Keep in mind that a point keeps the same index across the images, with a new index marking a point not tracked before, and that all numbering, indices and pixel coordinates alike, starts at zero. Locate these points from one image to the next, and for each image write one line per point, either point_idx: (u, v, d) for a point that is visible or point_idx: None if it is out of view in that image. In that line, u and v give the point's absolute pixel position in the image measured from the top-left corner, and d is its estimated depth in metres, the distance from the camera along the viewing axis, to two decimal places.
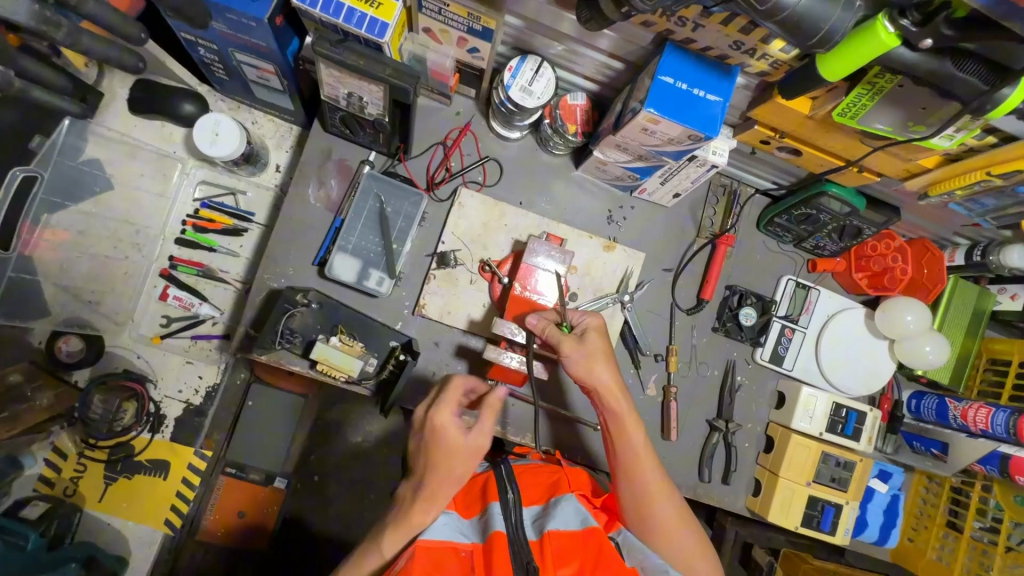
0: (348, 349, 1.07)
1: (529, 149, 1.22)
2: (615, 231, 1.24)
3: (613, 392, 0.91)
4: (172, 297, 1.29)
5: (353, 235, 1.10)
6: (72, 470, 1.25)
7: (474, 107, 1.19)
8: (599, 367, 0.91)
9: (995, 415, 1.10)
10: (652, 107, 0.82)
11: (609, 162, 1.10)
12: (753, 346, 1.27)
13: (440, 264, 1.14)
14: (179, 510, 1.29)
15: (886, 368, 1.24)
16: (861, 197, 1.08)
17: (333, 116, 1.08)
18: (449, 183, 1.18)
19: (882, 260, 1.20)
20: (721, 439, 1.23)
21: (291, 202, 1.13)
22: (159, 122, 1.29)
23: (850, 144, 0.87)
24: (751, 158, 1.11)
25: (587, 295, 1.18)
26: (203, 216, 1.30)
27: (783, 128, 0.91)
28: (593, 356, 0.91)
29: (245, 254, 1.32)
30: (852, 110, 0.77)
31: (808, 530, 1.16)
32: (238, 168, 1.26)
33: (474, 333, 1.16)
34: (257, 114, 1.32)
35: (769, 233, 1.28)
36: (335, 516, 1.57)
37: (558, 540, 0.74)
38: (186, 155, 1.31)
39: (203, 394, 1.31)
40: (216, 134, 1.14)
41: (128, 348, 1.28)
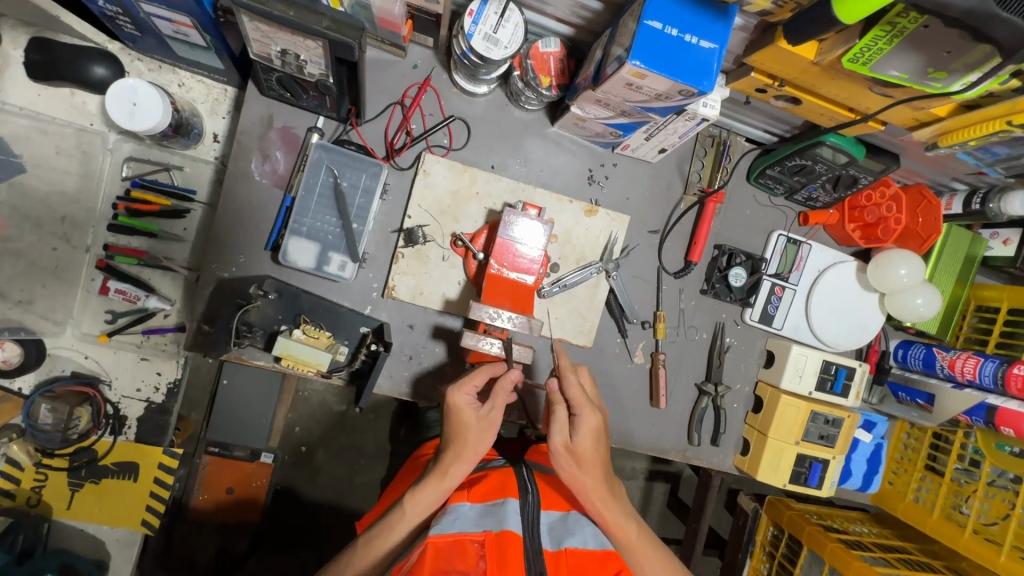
0: (314, 341, 0.97)
1: (498, 105, 1.09)
2: (597, 193, 1.14)
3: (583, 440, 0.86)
4: (113, 291, 1.15)
5: (307, 216, 0.99)
6: (32, 480, 1.18)
7: (433, 58, 1.05)
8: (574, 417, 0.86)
9: (983, 365, 1.10)
10: (637, 60, 0.71)
11: (588, 119, 0.99)
12: (742, 307, 1.22)
13: (407, 241, 1.04)
14: (156, 511, 1.24)
15: (874, 322, 1.21)
16: (861, 147, 1.00)
17: (269, 78, 0.93)
18: (412, 148, 1.05)
19: (876, 210, 1.13)
20: (710, 403, 1.21)
21: (232, 180, 1.00)
22: (67, 90, 1.11)
23: (856, 92, 0.78)
24: (744, 107, 1.01)
25: (569, 265, 1.11)
26: (136, 197, 1.14)
27: (784, 75, 0.80)
28: (579, 458, 0.85)
29: (190, 237, 1.19)
30: (865, 55, 0.67)
31: (795, 486, 1.17)
32: (168, 141, 1.11)
33: (451, 313, 1.08)
34: (183, 75, 1.14)
35: (759, 185, 1.19)
36: (327, 486, 1.54)
37: (572, 559, 0.76)
38: (106, 127, 1.15)
39: (165, 391, 1.22)
40: (133, 104, 0.98)
41: (74, 349, 1.17)
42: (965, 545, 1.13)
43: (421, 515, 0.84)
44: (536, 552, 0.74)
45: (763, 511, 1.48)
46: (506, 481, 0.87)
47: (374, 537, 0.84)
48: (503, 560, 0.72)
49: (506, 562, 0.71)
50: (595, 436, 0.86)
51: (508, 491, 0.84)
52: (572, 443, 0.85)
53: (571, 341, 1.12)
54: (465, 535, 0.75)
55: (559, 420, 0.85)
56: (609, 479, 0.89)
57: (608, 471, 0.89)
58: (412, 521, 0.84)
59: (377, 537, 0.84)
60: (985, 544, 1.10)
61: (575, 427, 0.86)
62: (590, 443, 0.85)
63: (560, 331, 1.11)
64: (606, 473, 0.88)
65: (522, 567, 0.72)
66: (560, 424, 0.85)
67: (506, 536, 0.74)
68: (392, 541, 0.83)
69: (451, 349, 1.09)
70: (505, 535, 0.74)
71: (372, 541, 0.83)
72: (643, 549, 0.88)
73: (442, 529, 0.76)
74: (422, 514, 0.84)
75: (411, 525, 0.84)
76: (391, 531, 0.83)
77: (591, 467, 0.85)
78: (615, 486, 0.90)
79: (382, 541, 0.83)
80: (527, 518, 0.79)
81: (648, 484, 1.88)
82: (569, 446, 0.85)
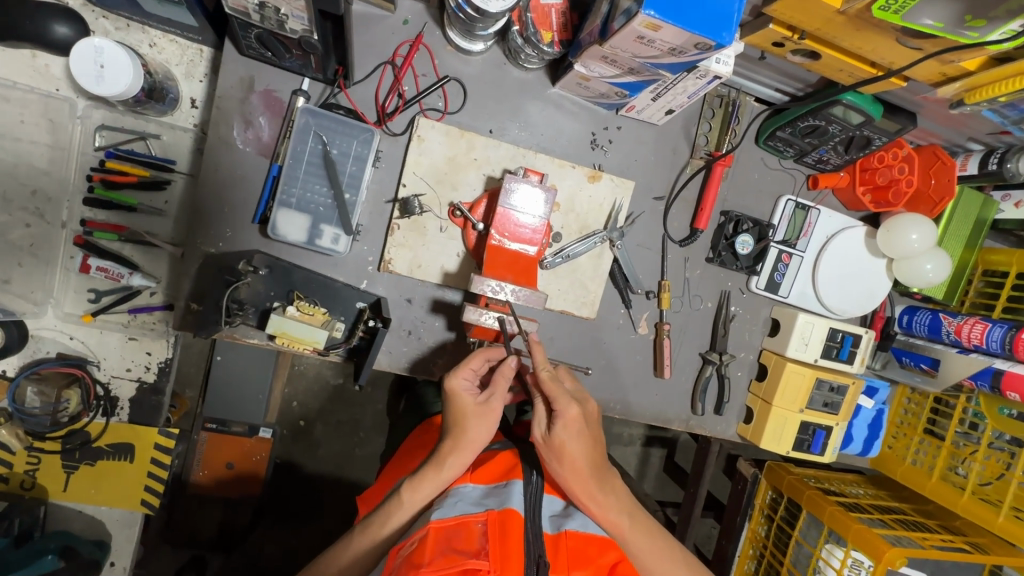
0: (308, 318, 0.94)
1: (495, 63, 1.02)
2: (599, 157, 1.09)
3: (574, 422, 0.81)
4: (95, 269, 1.09)
5: (296, 186, 0.93)
6: (25, 464, 1.15)
7: (425, 12, 0.97)
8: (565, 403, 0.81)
9: (991, 331, 1.08)
10: (651, 10, 0.65)
11: (592, 78, 0.93)
12: (749, 275, 1.19)
13: (403, 212, 0.99)
14: (155, 491, 1.22)
15: (881, 288, 1.18)
16: (878, 105, 0.95)
17: (247, 35, 0.86)
18: (404, 112, 0.99)
19: (888, 172, 1.09)
20: (715, 371, 1.19)
21: (212, 149, 0.94)
22: (28, 51, 1.03)
23: (882, 45, 0.73)
24: (757, 64, 0.95)
25: (572, 234, 1.07)
26: (112, 168, 1.07)
27: (805, 27, 0.75)
28: (558, 452, 0.82)
29: (172, 210, 1.13)
30: (899, 3, 0.62)
31: (798, 453, 1.17)
32: (142, 107, 1.04)
33: (450, 286, 1.04)
34: (154, 34, 1.06)
35: (769, 147, 1.14)
36: (326, 458, 1.54)
37: (572, 542, 0.76)
38: (74, 93, 1.07)
39: (156, 370, 1.19)
40: (101, 66, 0.90)
41: (58, 330, 1.13)
42: (964, 506, 1.13)
43: (419, 504, 0.82)
44: (537, 536, 0.74)
45: (763, 475, 1.49)
46: (512, 464, 0.87)
47: (372, 524, 0.83)
48: (506, 538, 0.71)
49: (508, 539, 0.71)
50: (574, 430, 0.81)
51: (513, 473, 0.84)
52: (548, 436, 0.83)
53: (574, 313, 1.09)
54: (467, 517, 0.74)
55: (538, 411, 0.85)
56: (601, 473, 0.84)
57: (599, 466, 0.84)
58: (410, 511, 0.82)
59: (376, 523, 0.83)
60: (983, 505, 1.11)
61: (552, 420, 0.82)
62: (566, 437, 0.81)
63: (563, 302, 1.08)
64: (595, 468, 0.84)
65: (522, 549, 0.71)
66: (539, 414, 0.84)
67: (508, 515, 0.73)
68: (390, 528, 0.82)
69: (450, 323, 1.06)
70: (508, 514, 0.74)
71: (371, 525, 0.83)
72: (635, 536, 0.85)
73: (445, 513, 0.76)
74: (420, 504, 0.82)
75: (409, 514, 0.82)
76: (389, 519, 0.82)
77: (572, 463, 0.82)
78: (611, 480, 0.86)
79: (380, 527, 0.82)
80: (530, 501, 0.78)
81: (645, 449, 1.90)
82: (546, 438, 0.83)
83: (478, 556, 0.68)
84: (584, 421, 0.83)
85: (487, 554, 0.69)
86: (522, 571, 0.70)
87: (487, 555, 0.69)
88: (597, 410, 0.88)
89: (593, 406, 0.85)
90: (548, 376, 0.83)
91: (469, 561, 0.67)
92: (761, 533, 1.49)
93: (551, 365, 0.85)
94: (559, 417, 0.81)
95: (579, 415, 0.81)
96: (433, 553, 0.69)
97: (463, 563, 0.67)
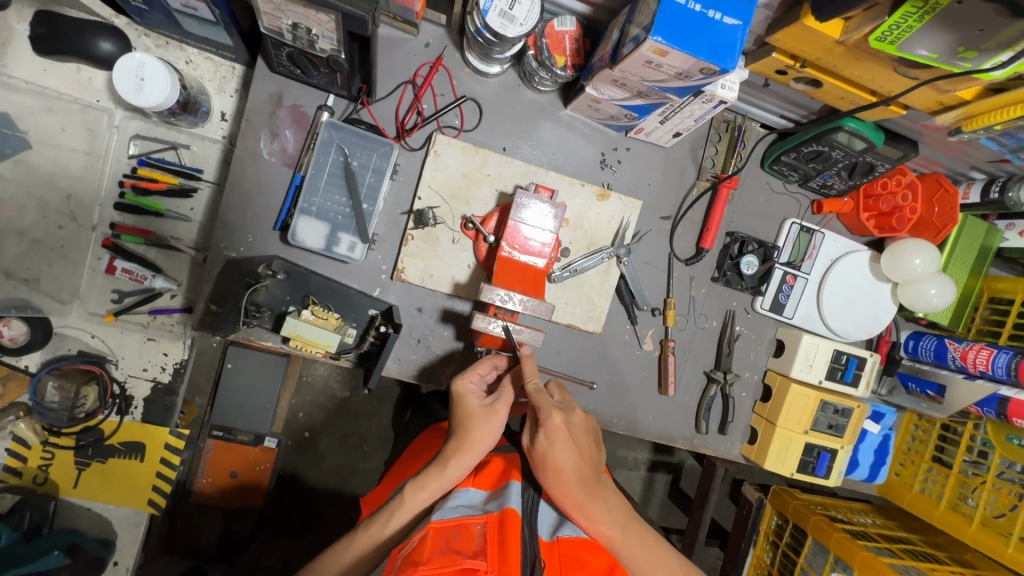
0: (322, 321, 0.97)
1: (511, 86, 1.07)
2: (609, 177, 1.12)
3: (556, 431, 0.82)
4: (120, 270, 1.15)
5: (316, 195, 0.97)
6: (39, 459, 1.18)
7: (446, 36, 1.03)
8: (548, 412, 0.82)
9: (996, 357, 1.08)
10: (659, 36, 0.69)
11: (603, 100, 0.97)
12: (754, 295, 1.21)
13: (417, 223, 1.02)
14: (162, 491, 1.24)
15: (886, 312, 1.20)
16: (880, 132, 0.98)
17: (279, 53, 0.91)
18: (423, 129, 1.04)
19: (892, 199, 1.12)
20: (719, 390, 1.20)
21: (240, 159, 0.99)
22: (72, 65, 1.10)
23: (880, 74, 0.76)
24: (761, 91, 0.99)
25: (580, 249, 1.10)
26: (143, 175, 1.13)
27: (805, 55, 0.79)
28: (543, 461, 0.82)
29: (197, 217, 1.18)
30: (893, 34, 0.65)
31: (803, 475, 1.17)
32: (176, 118, 1.10)
33: (460, 297, 1.07)
34: (190, 51, 1.13)
35: (774, 172, 1.17)
36: (330, 471, 1.54)
37: (567, 548, 0.77)
38: (112, 104, 1.13)
39: (171, 371, 1.23)
40: (141, 79, 0.96)
41: (81, 328, 1.17)
42: (972, 536, 1.12)
43: (419, 506, 0.83)
44: (533, 539, 0.75)
45: (768, 500, 1.48)
46: (502, 473, 0.88)
47: (373, 523, 0.84)
48: (504, 538, 0.71)
49: (506, 538, 0.71)
50: (558, 439, 0.82)
51: (509, 475, 0.86)
52: (532, 445, 0.83)
53: (581, 327, 1.11)
54: (467, 519, 0.76)
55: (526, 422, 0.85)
56: (591, 484, 0.83)
57: (588, 476, 0.83)
58: (410, 511, 0.83)
59: (378, 522, 0.84)
60: (992, 534, 1.09)
61: (538, 428, 0.83)
62: (550, 446, 0.82)
63: (569, 316, 1.10)
64: (583, 478, 0.83)
65: (521, 548, 0.72)
66: (526, 425, 0.85)
67: (507, 515, 0.74)
68: (391, 528, 0.83)
69: (459, 333, 1.09)
70: (506, 515, 0.74)
71: (373, 524, 0.84)
72: (627, 544, 0.85)
73: (444, 515, 0.77)
74: (420, 505, 0.83)
75: (410, 515, 0.83)
76: (391, 519, 0.83)
77: (557, 472, 0.81)
78: (603, 492, 0.84)
79: (382, 525, 0.83)
80: (526, 505, 0.80)
81: (650, 475, 1.88)
82: (532, 447, 0.84)
83: (475, 555, 0.69)
84: (569, 430, 0.83)
85: (484, 554, 0.70)
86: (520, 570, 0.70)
87: (485, 556, 0.69)
88: (587, 421, 0.87)
89: (580, 415, 0.86)
90: (534, 389, 0.86)
91: (465, 561, 0.67)
92: (765, 561, 1.47)
93: (539, 379, 0.88)
94: (542, 425, 0.82)
95: (563, 424, 0.82)
96: (431, 551, 0.70)
97: (459, 564, 0.67)
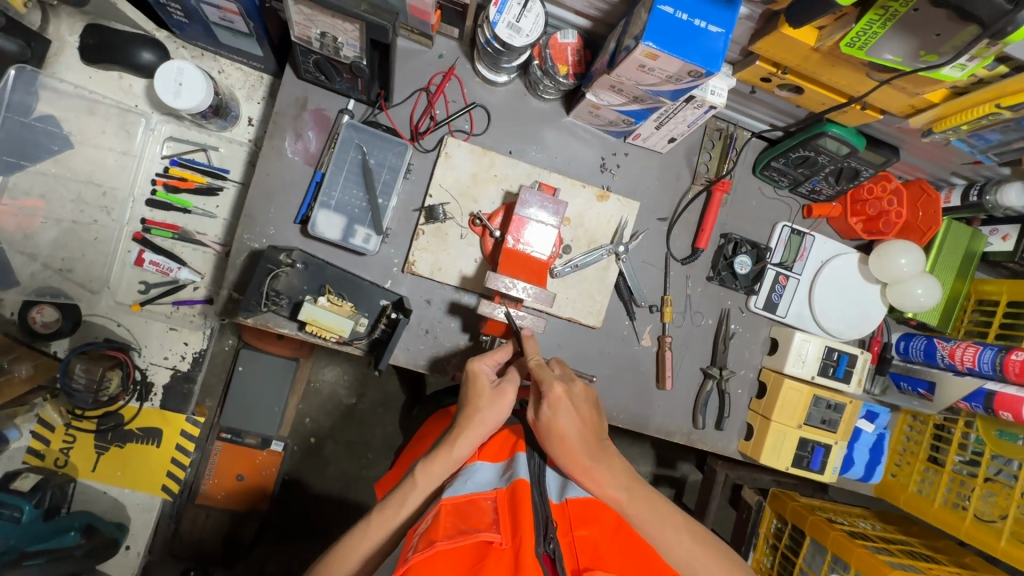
0: (337, 308, 1.03)
1: (517, 94, 1.15)
2: (608, 180, 1.20)
3: (560, 402, 0.87)
4: (148, 262, 1.23)
5: (335, 190, 1.05)
6: (61, 441, 1.26)
7: (457, 48, 1.12)
8: (552, 382, 0.88)
9: (982, 353, 1.12)
10: (650, 41, 0.77)
11: (602, 106, 1.05)
12: (748, 295, 1.26)
13: (428, 218, 1.09)
14: (176, 476, 1.32)
15: (876, 312, 1.24)
16: (861, 137, 1.05)
17: (306, 60, 1.00)
18: (435, 132, 1.12)
19: (878, 204, 1.18)
20: (715, 386, 1.24)
21: (266, 157, 1.07)
22: (116, 73, 1.20)
23: (854, 78, 0.84)
24: (748, 99, 1.07)
25: (580, 247, 1.16)
26: (174, 174, 1.23)
27: (786, 63, 0.86)
28: (549, 430, 0.88)
29: (222, 214, 1.27)
30: (861, 39, 0.72)
31: (798, 470, 1.20)
32: (207, 122, 1.19)
33: (467, 290, 1.13)
34: (223, 62, 1.23)
35: (765, 177, 1.24)
36: (335, 478, 1.55)
37: (577, 508, 0.83)
38: (150, 109, 1.23)
39: (190, 360, 1.31)
40: (179, 84, 1.05)
41: (109, 316, 1.26)
42: (966, 531, 1.14)
43: (431, 486, 0.87)
44: (544, 502, 0.79)
45: (767, 502, 1.49)
46: (515, 443, 0.95)
47: (387, 507, 0.87)
48: (515, 506, 0.76)
49: (517, 507, 0.76)
50: (562, 407, 0.87)
51: (517, 447, 0.92)
52: (538, 417, 0.89)
53: (581, 321, 1.16)
54: (477, 494, 0.81)
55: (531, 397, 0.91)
56: (595, 450, 0.89)
57: (592, 442, 0.89)
58: (423, 492, 0.87)
59: (391, 506, 0.87)
60: (985, 528, 1.12)
61: (541, 401, 0.89)
62: (554, 415, 0.87)
63: (570, 310, 1.16)
64: (587, 444, 0.88)
65: (533, 512, 0.76)
66: (530, 400, 0.91)
67: (517, 487, 0.79)
68: (405, 509, 0.87)
69: (465, 324, 1.14)
70: (516, 487, 0.79)
71: (386, 509, 0.86)
72: (634, 505, 0.89)
73: (455, 491, 0.81)
74: (433, 484, 0.87)
75: (423, 495, 0.87)
76: (404, 502, 0.87)
77: (562, 438, 0.87)
78: (607, 456, 0.90)
79: (395, 510, 0.86)
80: (534, 471, 0.85)
81: None
82: (537, 419, 0.89)
83: (489, 528, 0.75)
84: (571, 399, 0.89)
85: (498, 527, 0.74)
86: (536, 532, 0.74)
87: (499, 528, 0.74)
88: (588, 391, 0.93)
89: (580, 385, 0.92)
90: (537, 365, 0.93)
91: (481, 534, 0.72)
92: (766, 564, 1.48)
93: (541, 355, 0.96)
94: (546, 397, 0.87)
95: (565, 393, 0.88)
96: (446, 532, 0.73)
97: (475, 537, 0.72)
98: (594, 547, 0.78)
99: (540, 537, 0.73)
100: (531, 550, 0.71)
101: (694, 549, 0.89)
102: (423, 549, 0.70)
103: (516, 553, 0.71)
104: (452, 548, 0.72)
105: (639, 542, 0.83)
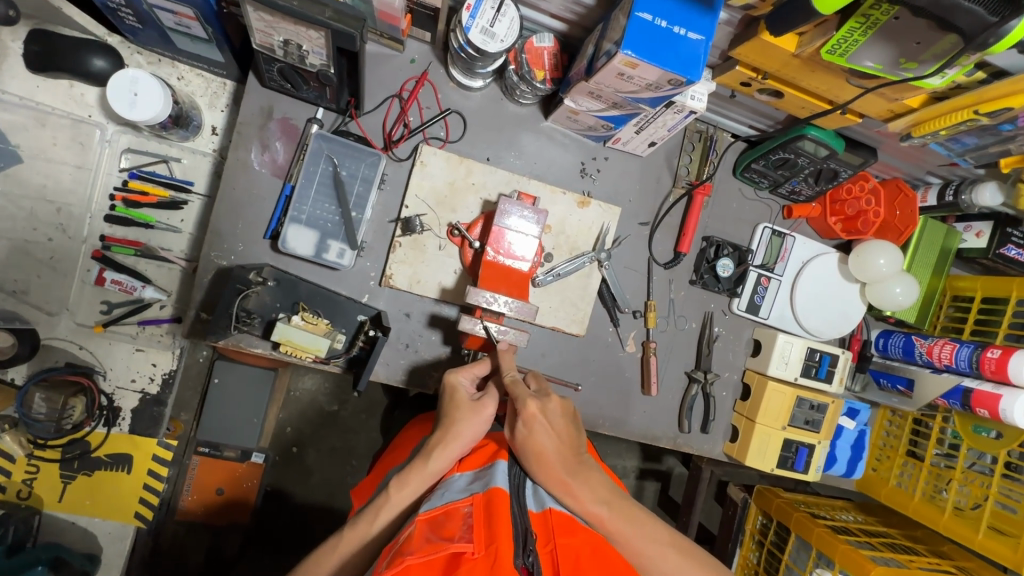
0: (312, 327, 0.99)
1: (493, 99, 1.12)
2: (589, 185, 1.17)
3: (536, 422, 0.87)
4: (109, 282, 1.18)
5: (306, 204, 1.01)
6: (24, 472, 1.22)
7: (430, 53, 1.07)
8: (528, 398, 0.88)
9: (959, 350, 1.15)
10: (629, 50, 0.74)
11: (581, 111, 1.02)
12: (731, 297, 1.25)
13: (405, 230, 1.06)
14: (149, 501, 1.28)
15: (856, 311, 1.25)
16: (840, 140, 1.04)
17: (270, 69, 0.95)
18: (409, 140, 1.08)
19: (856, 203, 1.18)
20: (700, 390, 1.24)
21: (231, 169, 1.01)
22: (66, 82, 1.13)
23: (836, 85, 0.83)
24: (729, 102, 1.06)
25: (562, 255, 1.14)
26: (134, 188, 1.17)
27: (766, 68, 0.85)
28: (525, 448, 0.88)
29: (188, 229, 1.22)
30: (842, 47, 0.71)
31: (783, 470, 1.21)
32: (167, 132, 1.13)
33: (447, 302, 1.10)
34: (182, 68, 1.17)
35: (745, 179, 1.23)
36: (318, 488, 1.50)
37: (559, 517, 0.81)
38: (104, 119, 1.16)
39: (160, 382, 1.28)
40: (135, 94, 0.99)
41: (69, 339, 1.20)
42: (945, 524, 1.16)
43: (407, 500, 0.85)
44: (522, 512, 0.80)
45: (754, 500, 1.50)
46: (496, 450, 0.94)
47: (360, 521, 0.85)
48: (491, 514, 0.75)
49: (493, 514, 0.75)
50: (536, 426, 0.87)
51: (499, 455, 0.91)
52: (514, 435, 0.89)
53: (565, 329, 1.14)
54: (453, 505, 0.78)
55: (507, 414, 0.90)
56: (572, 465, 0.89)
57: (569, 458, 0.89)
58: (397, 506, 0.85)
59: (364, 521, 0.84)
60: (962, 521, 1.14)
61: (517, 418, 0.88)
62: (530, 433, 0.87)
63: (554, 319, 1.13)
64: (565, 460, 0.88)
65: (510, 521, 0.75)
66: (508, 416, 0.91)
67: (493, 494, 0.78)
68: (379, 523, 0.84)
69: (446, 337, 1.11)
70: (492, 494, 0.78)
71: (359, 523, 0.84)
72: (615, 523, 0.87)
73: (432, 505, 0.79)
74: (407, 500, 0.85)
75: (398, 509, 0.85)
76: (378, 515, 0.84)
77: (540, 455, 0.87)
78: (586, 470, 0.89)
79: (368, 525, 0.84)
80: (511, 483, 0.85)
81: (640, 483, 1.89)
82: (513, 438, 0.89)
83: (462, 538, 0.71)
84: (546, 416, 0.89)
85: (471, 537, 0.72)
86: (512, 545, 0.72)
87: (472, 538, 0.71)
88: (565, 405, 0.93)
89: (556, 400, 0.91)
90: (511, 381, 0.92)
91: (452, 544, 0.69)
92: (752, 560, 1.50)
93: (517, 369, 0.95)
94: (520, 414, 0.87)
95: (540, 411, 0.88)
96: (418, 543, 0.71)
97: (447, 548, 0.69)
98: (575, 556, 0.76)
99: (519, 549, 0.73)
100: (509, 558, 0.69)
101: (678, 561, 0.89)
102: (392, 564, 0.67)
103: (492, 560, 0.69)
104: (424, 561, 0.69)
105: (619, 558, 0.81)
